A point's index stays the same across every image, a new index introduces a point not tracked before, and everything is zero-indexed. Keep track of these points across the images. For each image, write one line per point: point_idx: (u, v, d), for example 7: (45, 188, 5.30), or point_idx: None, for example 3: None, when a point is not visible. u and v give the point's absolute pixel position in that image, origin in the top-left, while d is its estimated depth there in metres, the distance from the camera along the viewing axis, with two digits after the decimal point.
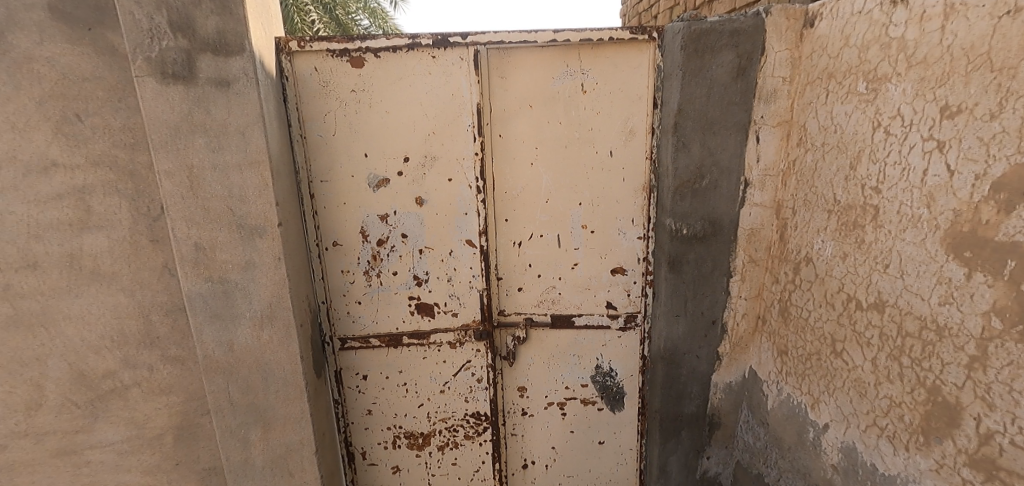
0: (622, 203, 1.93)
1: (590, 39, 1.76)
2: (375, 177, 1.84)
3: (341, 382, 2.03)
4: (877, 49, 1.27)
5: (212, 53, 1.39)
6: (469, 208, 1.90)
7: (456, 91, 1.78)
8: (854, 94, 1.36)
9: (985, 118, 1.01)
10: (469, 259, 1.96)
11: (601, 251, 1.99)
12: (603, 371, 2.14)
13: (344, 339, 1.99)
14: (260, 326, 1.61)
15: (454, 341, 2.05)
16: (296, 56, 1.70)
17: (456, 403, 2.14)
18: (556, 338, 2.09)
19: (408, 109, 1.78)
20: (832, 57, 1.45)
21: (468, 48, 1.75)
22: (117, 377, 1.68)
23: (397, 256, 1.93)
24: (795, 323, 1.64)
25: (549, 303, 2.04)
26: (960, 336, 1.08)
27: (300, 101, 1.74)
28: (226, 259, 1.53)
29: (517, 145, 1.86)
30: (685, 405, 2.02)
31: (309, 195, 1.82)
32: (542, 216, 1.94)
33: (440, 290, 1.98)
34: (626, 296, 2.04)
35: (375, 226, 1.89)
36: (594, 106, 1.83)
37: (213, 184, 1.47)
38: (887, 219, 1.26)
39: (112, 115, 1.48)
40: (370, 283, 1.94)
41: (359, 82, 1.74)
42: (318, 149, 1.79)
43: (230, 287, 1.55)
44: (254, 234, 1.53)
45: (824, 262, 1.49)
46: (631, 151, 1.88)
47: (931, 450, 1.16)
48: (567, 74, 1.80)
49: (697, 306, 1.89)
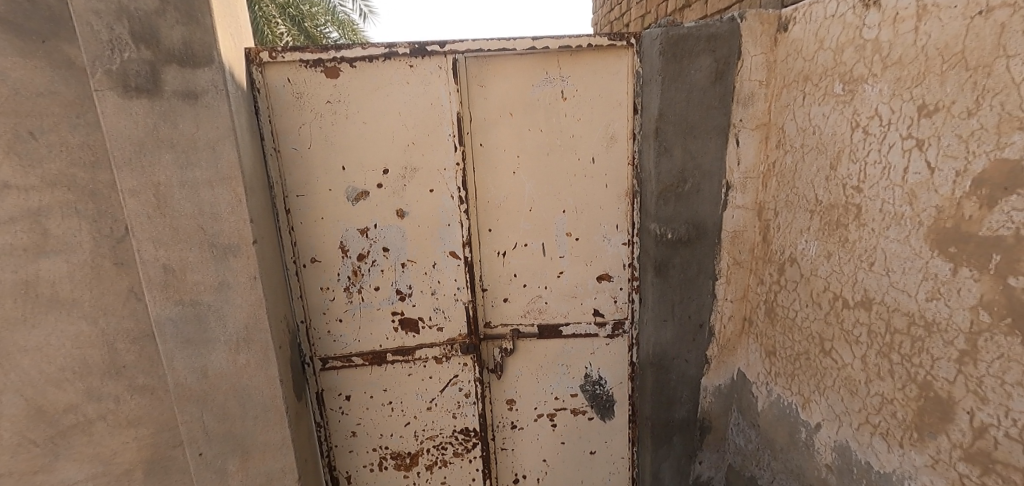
0: (605, 209, 1.92)
1: (569, 46, 1.75)
2: (354, 190, 1.78)
3: (322, 404, 1.95)
4: (852, 51, 1.31)
5: (178, 64, 1.32)
6: (452, 218, 1.86)
7: (435, 100, 1.75)
8: (831, 96, 1.39)
9: (963, 115, 1.03)
10: (453, 271, 1.91)
11: (586, 258, 1.97)
12: (592, 379, 2.11)
13: (325, 359, 1.91)
14: (235, 349, 1.52)
15: (440, 356, 1.99)
16: (267, 67, 1.64)
17: (443, 420, 2.08)
18: (544, 348, 2.06)
19: (386, 119, 1.74)
20: (807, 59, 1.48)
21: (446, 56, 1.72)
22: (79, 411, 1.57)
23: (378, 271, 1.87)
24: (782, 323, 1.65)
25: (536, 312, 2.01)
26: (949, 330, 1.09)
27: (273, 113, 1.67)
28: (197, 280, 1.45)
29: (499, 153, 1.84)
30: (676, 411, 2.01)
31: (285, 211, 1.75)
32: (525, 224, 1.92)
33: (424, 304, 1.93)
34: (613, 303, 2.03)
35: (354, 240, 1.83)
36: (575, 112, 1.83)
37: (182, 201, 1.39)
38: (870, 218, 1.27)
39: (69, 132, 1.39)
40: (351, 299, 1.88)
41: (335, 92, 1.69)
42: (293, 163, 1.73)
43: (202, 309, 1.47)
44: (227, 252, 1.45)
45: (808, 262, 1.51)
46: (613, 157, 1.88)
47: (925, 446, 1.16)
48: (547, 82, 1.79)
49: (685, 310, 1.89)
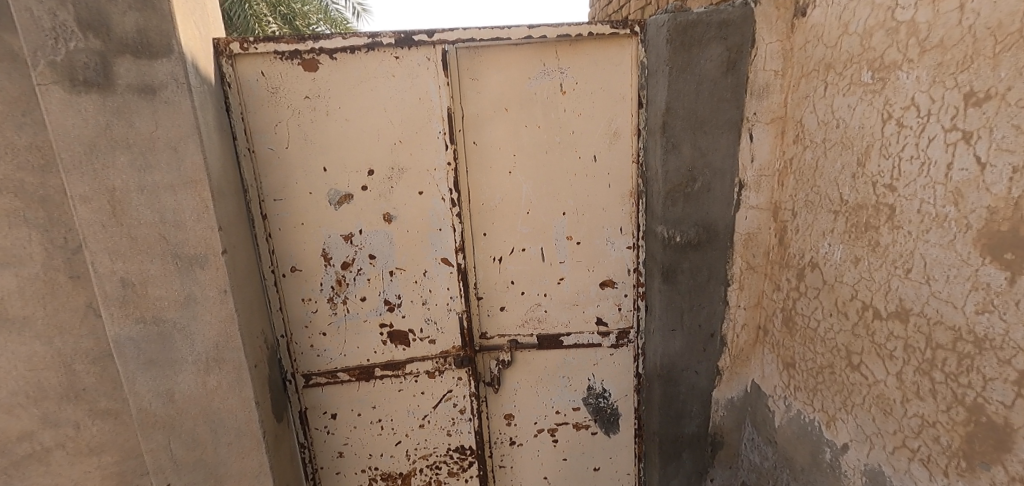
0: (608, 211, 1.79)
1: (568, 35, 1.62)
2: (336, 193, 1.64)
3: (306, 423, 1.81)
4: (883, 35, 1.19)
5: (133, 55, 1.17)
6: (443, 223, 1.73)
7: (423, 94, 1.61)
8: (859, 85, 1.27)
9: (1021, 103, 0.91)
10: (446, 279, 1.78)
11: (587, 263, 1.84)
12: (596, 392, 1.99)
13: (308, 375, 1.77)
14: (205, 370, 1.38)
15: (433, 370, 1.86)
16: (238, 59, 1.50)
17: (437, 438, 1.94)
18: (544, 360, 1.93)
19: (370, 116, 1.60)
20: (829, 46, 1.35)
21: (434, 47, 1.58)
22: (35, 439, 1.43)
23: (364, 280, 1.73)
24: (801, 333, 1.52)
25: (535, 322, 1.89)
26: (1005, 348, 0.96)
27: (246, 110, 1.53)
28: (160, 295, 1.30)
29: (493, 151, 1.70)
30: (686, 426, 1.88)
31: (261, 217, 1.61)
32: (523, 228, 1.79)
33: (414, 315, 1.79)
34: (617, 311, 1.90)
35: (338, 247, 1.69)
36: (575, 107, 1.69)
37: (140, 208, 1.24)
38: (905, 220, 1.16)
39: (13, 133, 1.25)
40: (336, 311, 1.74)
41: (313, 87, 1.55)
42: (269, 164, 1.58)
43: (167, 328, 1.33)
44: (194, 264, 1.31)
45: (832, 268, 1.39)
46: (616, 154, 1.75)
47: (976, 477, 1.04)
48: (544, 74, 1.66)
49: (694, 318, 1.76)
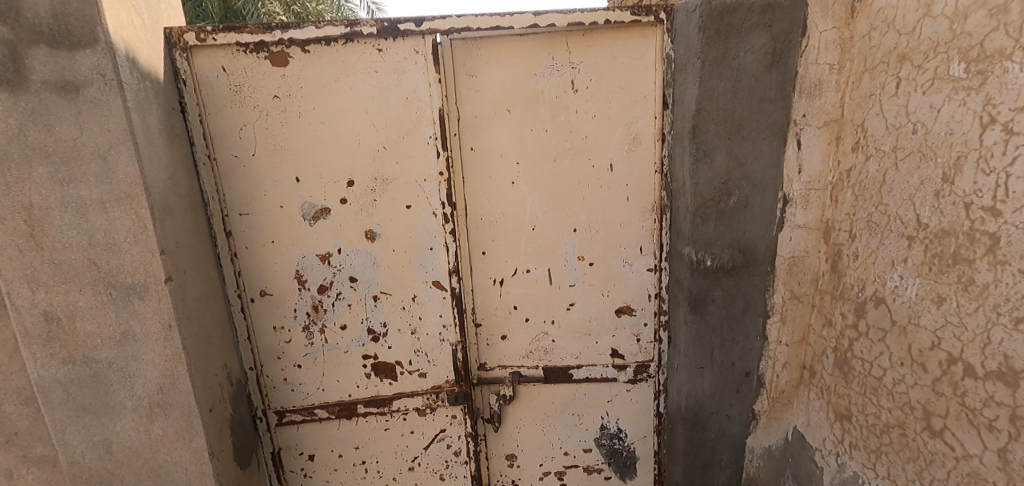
0: (626, 228, 1.55)
1: (581, 24, 1.38)
2: (311, 207, 1.43)
3: (280, 466, 1.60)
4: (983, 16, 0.92)
5: (48, 45, 0.96)
6: (435, 241, 1.50)
7: (411, 93, 1.39)
8: (945, 81, 1.00)
9: None
10: (438, 305, 1.55)
11: (602, 288, 1.60)
12: (610, 432, 1.74)
13: (282, 412, 1.56)
14: (149, 417, 1.18)
15: (423, 407, 1.63)
16: (195, 52, 1.29)
17: (429, 482, 1.72)
18: (550, 395, 1.70)
19: (350, 118, 1.38)
20: (903, 33, 1.09)
21: (424, 37, 1.35)
22: None
23: (344, 306, 1.51)
24: (860, 381, 1.27)
25: (540, 353, 1.65)
26: None
27: (205, 111, 1.32)
28: (92, 330, 1.11)
29: (493, 159, 1.47)
30: (714, 477, 1.62)
31: (225, 234, 1.40)
32: (527, 247, 1.55)
33: (402, 345, 1.57)
34: (635, 342, 1.65)
35: (314, 269, 1.47)
36: (588, 108, 1.45)
37: (64, 229, 1.04)
38: (1013, 254, 0.90)
39: None
40: (312, 341, 1.53)
41: (283, 84, 1.34)
42: (233, 174, 1.37)
43: (101, 369, 1.13)
44: (131, 294, 1.11)
45: (904, 306, 1.13)
46: (635, 163, 1.50)
47: None
48: (553, 70, 1.42)
49: (726, 355, 1.51)
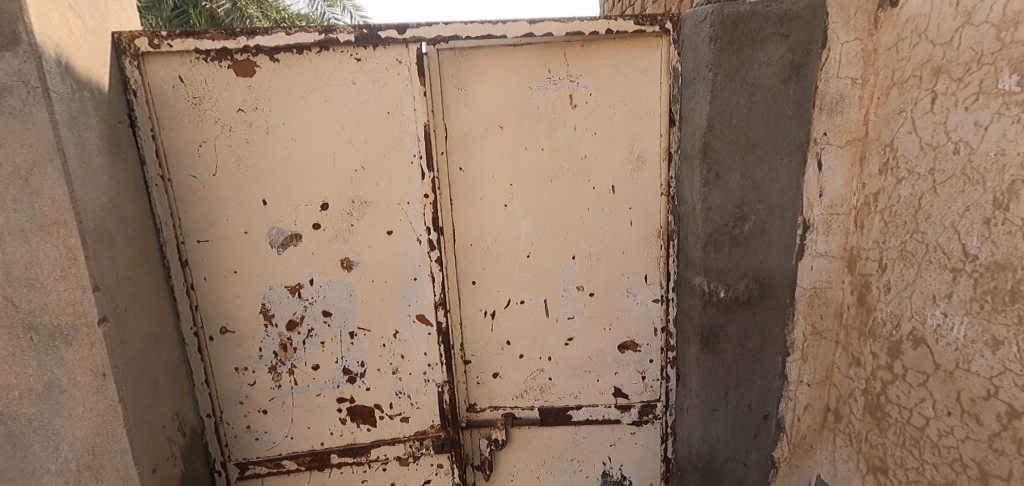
0: (630, 255, 1.42)
1: (580, 33, 1.26)
2: (280, 233, 1.27)
3: None
4: None
5: None
6: (419, 270, 1.35)
7: (393, 107, 1.25)
8: (993, 95, 0.89)
9: None
10: (422, 341, 1.39)
11: (603, 321, 1.45)
12: (613, 480, 1.58)
13: (244, 464, 1.38)
14: (76, 482, 1.00)
15: (405, 455, 1.45)
16: (148, 60, 1.15)
17: None
18: (547, 439, 1.53)
19: (325, 134, 1.24)
20: (938, 43, 0.98)
21: (407, 46, 1.23)
22: None
23: (316, 343, 1.35)
24: (898, 431, 1.12)
25: (536, 392, 1.49)
26: None
27: (159, 126, 1.18)
28: (8, 382, 0.94)
29: (484, 180, 1.33)
30: None
31: (179, 264, 1.24)
32: (521, 276, 1.41)
33: (381, 386, 1.40)
34: (640, 380, 1.50)
35: (282, 302, 1.31)
36: (588, 124, 1.33)
37: None
38: None
39: None
40: (279, 383, 1.36)
41: (249, 97, 1.20)
42: (191, 196, 1.22)
43: (19, 426, 0.96)
44: (57, 338, 0.94)
45: (951, 349, 0.99)
46: (639, 185, 1.38)
47: None
48: (549, 83, 1.30)
49: (742, 396, 1.36)
